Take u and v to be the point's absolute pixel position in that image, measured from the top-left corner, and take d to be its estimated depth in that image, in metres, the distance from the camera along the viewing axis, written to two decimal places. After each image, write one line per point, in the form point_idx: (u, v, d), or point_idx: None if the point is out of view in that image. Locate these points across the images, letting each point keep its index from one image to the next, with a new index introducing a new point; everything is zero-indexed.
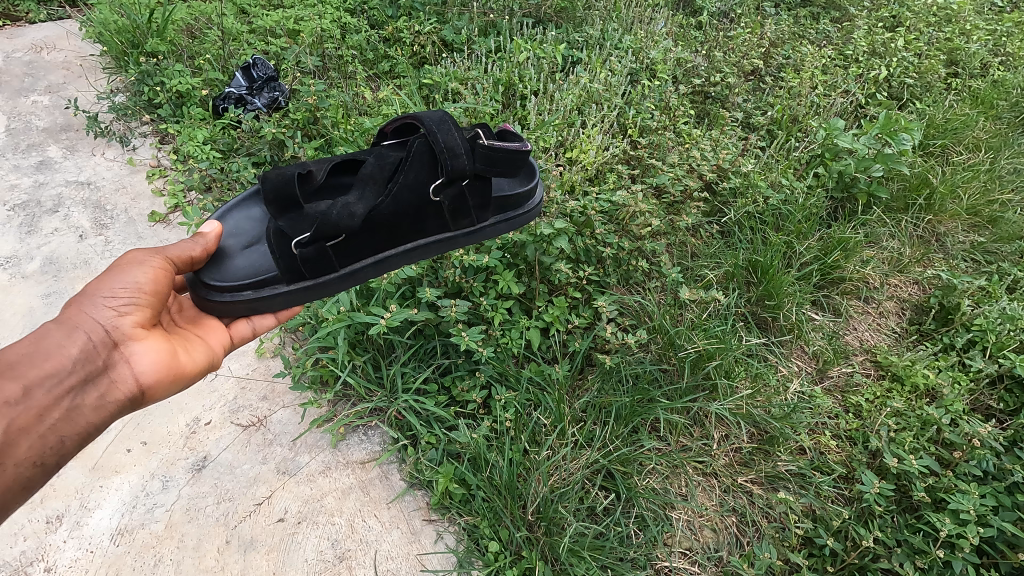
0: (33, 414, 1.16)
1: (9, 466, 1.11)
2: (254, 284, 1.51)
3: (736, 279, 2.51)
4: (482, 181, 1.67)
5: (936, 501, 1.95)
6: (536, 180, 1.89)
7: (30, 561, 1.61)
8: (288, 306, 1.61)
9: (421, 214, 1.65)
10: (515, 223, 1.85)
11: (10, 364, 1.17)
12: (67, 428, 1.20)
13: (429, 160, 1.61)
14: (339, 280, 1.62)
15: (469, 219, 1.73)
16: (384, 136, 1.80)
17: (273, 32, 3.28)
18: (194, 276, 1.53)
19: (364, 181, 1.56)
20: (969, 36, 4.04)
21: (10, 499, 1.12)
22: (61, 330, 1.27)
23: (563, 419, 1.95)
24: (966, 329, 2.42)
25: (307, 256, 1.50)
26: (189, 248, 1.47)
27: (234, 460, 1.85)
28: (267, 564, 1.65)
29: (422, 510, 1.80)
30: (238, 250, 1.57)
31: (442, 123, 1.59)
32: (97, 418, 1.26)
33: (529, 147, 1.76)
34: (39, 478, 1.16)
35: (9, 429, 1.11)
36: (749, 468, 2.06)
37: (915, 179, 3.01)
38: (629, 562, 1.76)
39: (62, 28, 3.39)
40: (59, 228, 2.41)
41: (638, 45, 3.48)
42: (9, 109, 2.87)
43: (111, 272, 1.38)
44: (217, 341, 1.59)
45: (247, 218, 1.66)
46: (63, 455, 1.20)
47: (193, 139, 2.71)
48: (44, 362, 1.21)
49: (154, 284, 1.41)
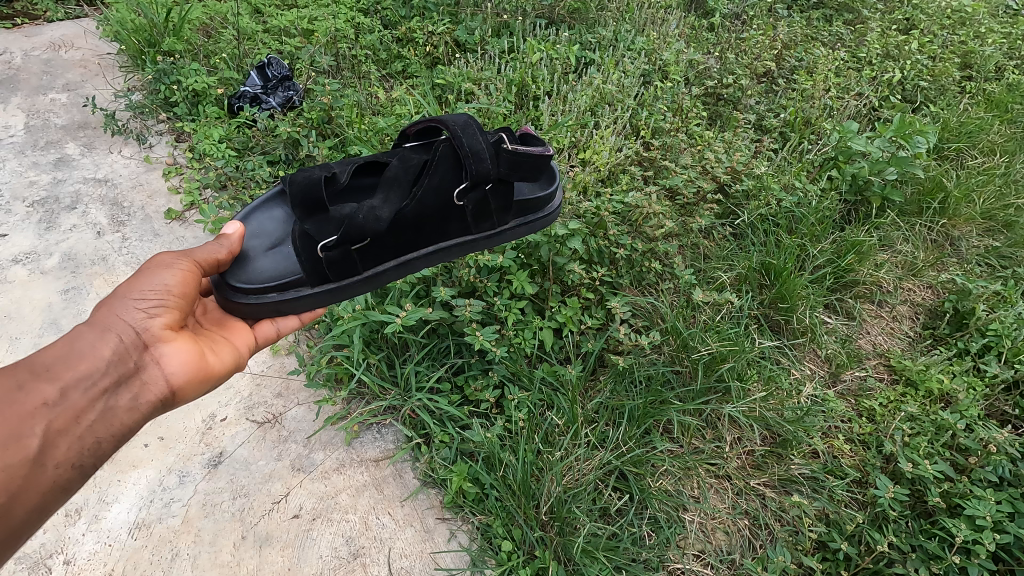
0: (70, 416, 1.16)
1: (49, 468, 1.11)
2: (279, 286, 1.53)
3: (749, 281, 2.50)
4: (504, 185, 1.70)
5: (952, 507, 1.94)
6: (556, 184, 1.90)
7: (49, 553, 1.63)
8: (311, 308, 1.62)
9: (445, 217, 1.66)
10: (535, 227, 1.87)
11: (46, 366, 1.18)
12: (103, 431, 1.20)
13: (454, 163, 1.63)
14: (362, 283, 1.62)
15: (490, 223, 1.76)
16: (406, 138, 1.81)
17: (287, 32, 3.30)
18: (219, 278, 1.55)
19: (390, 183, 1.58)
20: (984, 39, 4.01)
21: (50, 501, 1.12)
22: (93, 331, 1.27)
23: (577, 420, 1.95)
24: (981, 334, 2.41)
25: (332, 259, 1.52)
26: (216, 251, 1.49)
27: (249, 457, 1.86)
28: (282, 560, 1.66)
29: (435, 508, 1.81)
30: (262, 251, 1.59)
31: (467, 127, 1.61)
32: (131, 419, 1.25)
33: (552, 151, 1.78)
34: (77, 480, 1.16)
35: (48, 431, 1.12)
36: (762, 471, 2.05)
37: (929, 182, 2.99)
38: (642, 563, 1.76)
39: (80, 27, 3.43)
40: (77, 224, 2.43)
41: (650, 46, 3.47)
42: (28, 107, 2.91)
43: (140, 275, 1.39)
44: (242, 343, 1.60)
45: (269, 219, 1.67)
46: (100, 457, 1.20)
47: (208, 138, 2.72)
48: (78, 364, 1.21)
49: (182, 286, 1.41)
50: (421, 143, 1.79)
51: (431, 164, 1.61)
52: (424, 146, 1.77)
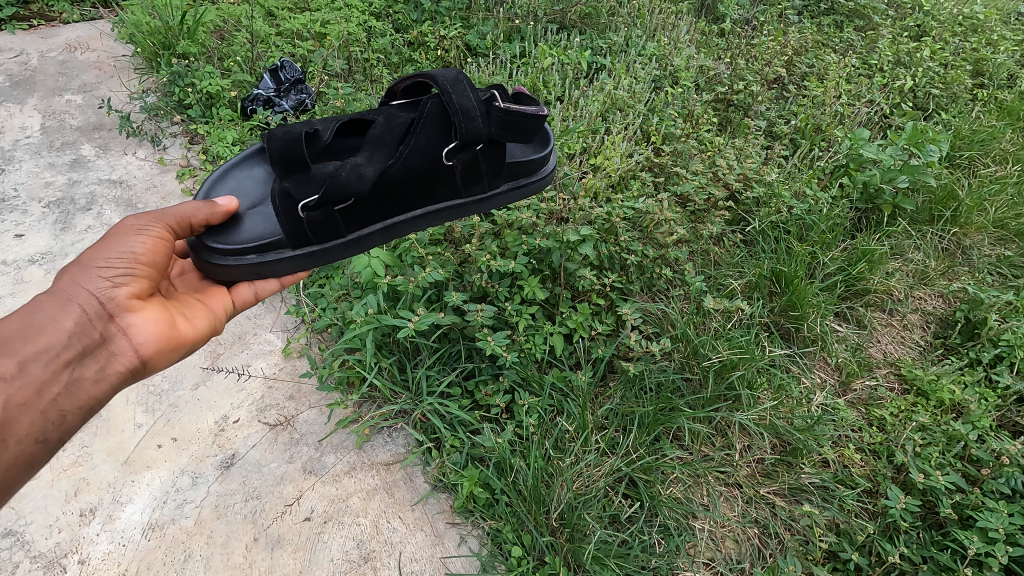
0: (32, 390, 1.19)
1: (12, 443, 1.15)
2: (258, 248, 1.53)
3: (760, 289, 2.50)
4: (496, 147, 1.70)
5: (964, 518, 1.93)
6: (550, 147, 1.91)
7: (64, 553, 1.64)
8: (294, 272, 1.63)
9: (432, 178, 1.67)
10: (527, 191, 1.89)
11: (5, 340, 1.19)
12: (68, 404, 1.23)
13: (441, 122, 1.63)
14: (346, 246, 1.63)
15: (480, 186, 1.77)
16: (392, 97, 1.81)
17: (300, 35, 3.34)
18: (196, 240, 1.54)
19: (375, 139, 1.58)
20: (996, 46, 3.99)
21: (17, 474, 1.16)
22: (54, 303, 1.29)
23: (587, 426, 1.96)
24: (993, 344, 2.40)
25: (314, 220, 1.52)
26: (190, 213, 1.47)
27: (262, 459, 1.87)
28: (294, 562, 1.67)
29: (446, 513, 1.81)
30: (244, 212, 1.60)
31: (456, 84, 1.61)
32: (98, 391, 1.29)
33: (545, 112, 1.77)
34: (44, 452, 1.20)
35: (9, 405, 1.15)
36: (772, 480, 2.05)
37: (941, 191, 2.98)
38: (651, 570, 1.77)
39: (95, 29, 3.46)
40: (92, 225, 2.46)
41: (661, 52, 3.47)
42: (44, 108, 2.94)
43: (104, 243, 1.39)
44: (218, 306, 1.62)
45: (248, 178, 1.68)
46: (67, 429, 1.24)
47: (222, 140, 2.75)
48: (38, 337, 1.23)
49: (150, 255, 1.42)
50: (407, 102, 1.79)
51: (418, 121, 1.60)
52: (412, 105, 1.76)
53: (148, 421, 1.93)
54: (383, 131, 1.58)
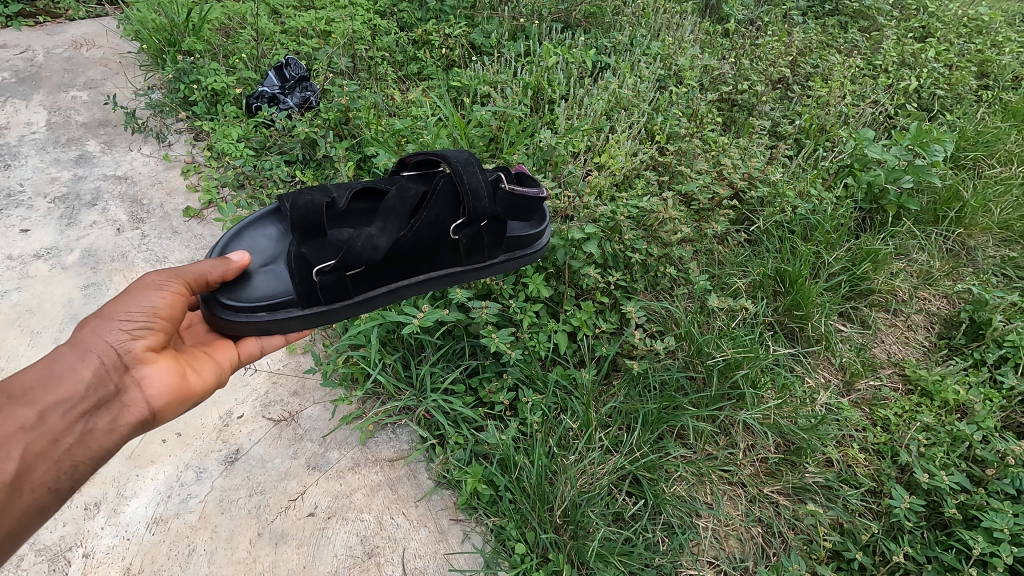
0: (48, 440, 1.15)
1: (25, 492, 1.10)
2: (269, 306, 1.52)
3: (764, 288, 2.50)
4: (499, 223, 1.71)
5: (968, 519, 1.93)
6: (546, 224, 1.92)
7: (69, 546, 1.65)
8: (299, 329, 1.62)
9: (438, 248, 1.68)
10: (522, 262, 1.89)
11: (23, 390, 1.16)
12: (81, 453, 1.19)
13: (452, 198, 1.64)
14: (351, 307, 1.63)
15: (481, 256, 1.77)
16: (405, 166, 1.82)
17: (305, 32, 3.34)
18: (209, 294, 1.52)
19: (387, 210, 1.57)
20: (1001, 47, 3.97)
21: (26, 525, 1.11)
22: (74, 353, 1.25)
23: (591, 424, 1.96)
24: (998, 345, 2.39)
25: (326, 283, 1.52)
26: (207, 270, 1.46)
27: (266, 454, 1.87)
28: (298, 557, 1.67)
29: (449, 509, 1.81)
30: (256, 269, 1.59)
31: (466, 166, 1.62)
32: (110, 441, 1.24)
33: (546, 193, 1.80)
34: (54, 504, 1.15)
35: (25, 455, 1.11)
36: (776, 479, 2.04)
37: (946, 192, 2.97)
38: (655, 569, 1.77)
39: (100, 25, 3.47)
40: (97, 221, 2.46)
41: (665, 51, 3.46)
42: (50, 104, 2.95)
43: (123, 296, 1.36)
44: (225, 359, 1.59)
45: (262, 237, 1.68)
46: (77, 479, 1.19)
47: (227, 137, 2.74)
48: (57, 387, 1.19)
49: (169, 310, 1.39)
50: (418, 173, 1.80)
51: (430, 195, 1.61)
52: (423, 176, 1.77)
53: None
54: (396, 201, 1.58)
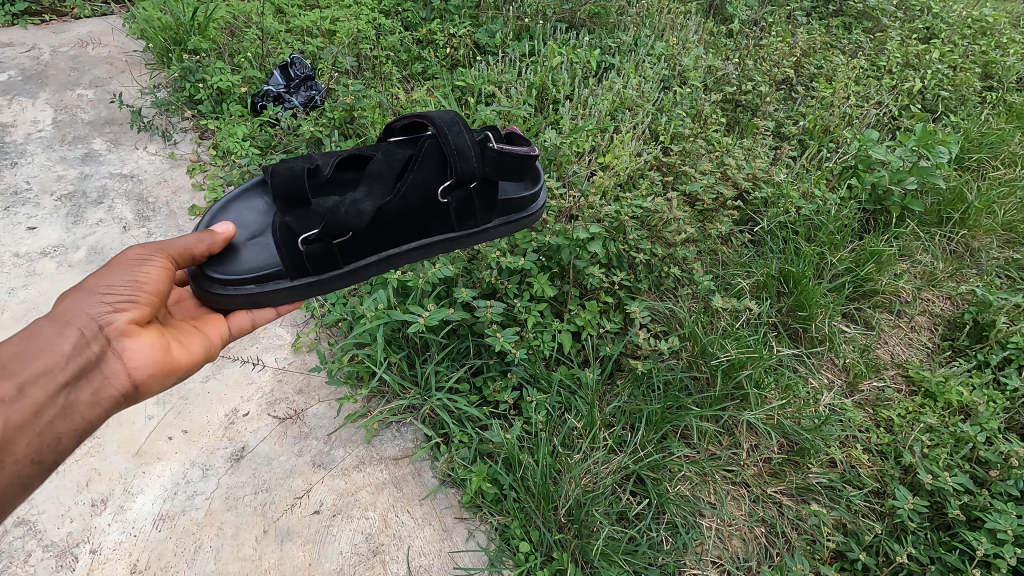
0: (29, 412, 1.16)
1: (8, 462, 1.12)
2: (258, 278, 1.53)
3: (768, 288, 2.50)
4: (488, 185, 1.70)
5: (971, 520, 1.93)
6: (540, 185, 1.91)
7: (75, 542, 1.66)
8: (291, 301, 1.63)
9: (428, 214, 1.68)
10: (517, 226, 1.89)
11: (3, 363, 1.17)
12: (64, 426, 1.20)
13: (438, 162, 1.64)
14: (343, 277, 1.63)
15: (472, 221, 1.76)
16: (391, 132, 1.80)
17: (309, 32, 3.34)
18: (197, 270, 1.53)
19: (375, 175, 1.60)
20: (1006, 49, 3.96)
21: (11, 495, 1.14)
22: (54, 326, 1.26)
23: (596, 423, 1.97)
24: (1002, 346, 2.39)
25: (313, 253, 1.52)
26: (192, 244, 1.47)
27: (271, 452, 1.88)
28: (303, 555, 1.68)
29: (454, 508, 1.82)
30: (243, 242, 1.60)
31: (451, 123, 1.63)
32: (93, 413, 1.26)
33: (537, 152, 1.79)
34: (39, 475, 1.17)
35: (5, 428, 1.12)
36: (780, 479, 2.04)
37: (950, 193, 2.97)
38: (659, 568, 1.77)
39: (106, 24, 3.48)
40: (103, 219, 2.47)
41: (670, 51, 3.46)
42: (56, 102, 2.96)
43: (107, 270, 1.37)
44: (213, 333, 1.60)
45: (249, 210, 1.68)
46: (62, 451, 1.21)
47: (232, 135, 2.76)
48: (38, 359, 1.20)
49: (153, 283, 1.40)
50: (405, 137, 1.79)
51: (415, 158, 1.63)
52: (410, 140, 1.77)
53: (159, 413, 1.94)
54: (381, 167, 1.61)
